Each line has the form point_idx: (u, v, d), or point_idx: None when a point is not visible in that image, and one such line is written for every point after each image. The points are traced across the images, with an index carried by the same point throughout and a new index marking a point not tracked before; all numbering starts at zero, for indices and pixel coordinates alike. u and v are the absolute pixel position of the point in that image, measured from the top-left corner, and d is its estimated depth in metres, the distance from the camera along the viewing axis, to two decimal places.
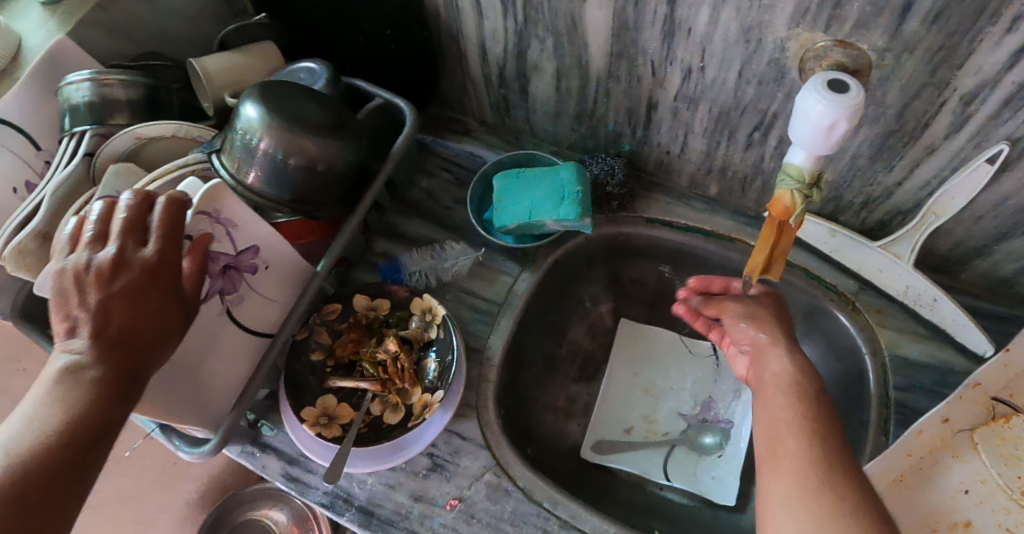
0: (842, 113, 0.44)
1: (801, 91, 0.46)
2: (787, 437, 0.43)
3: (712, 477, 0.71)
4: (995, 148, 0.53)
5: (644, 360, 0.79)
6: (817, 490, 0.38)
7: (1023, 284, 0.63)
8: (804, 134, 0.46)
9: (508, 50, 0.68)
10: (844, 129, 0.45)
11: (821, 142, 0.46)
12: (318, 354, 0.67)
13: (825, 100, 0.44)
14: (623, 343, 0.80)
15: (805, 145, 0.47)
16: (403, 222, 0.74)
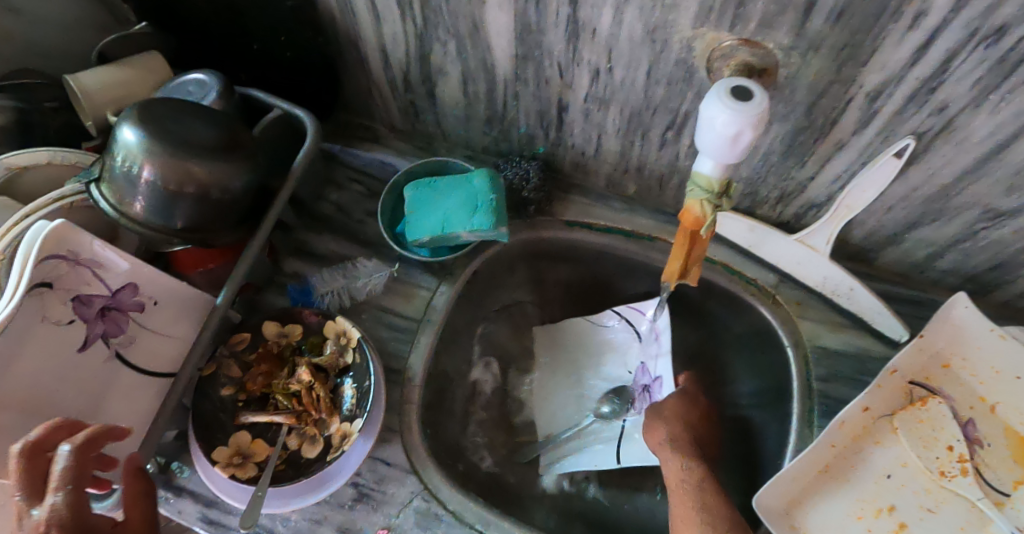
0: (747, 123, 0.41)
1: (705, 98, 0.43)
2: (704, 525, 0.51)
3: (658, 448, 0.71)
4: (901, 143, 0.53)
5: (564, 353, 0.80)
6: None
7: (933, 269, 0.67)
8: (712, 144, 0.44)
9: (411, 54, 0.64)
10: (749, 139, 0.43)
11: (728, 152, 0.44)
12: (228, 389, 0.63)
13: (731, 109, 0.41)
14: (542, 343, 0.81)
15: (713, 154, 0.45)
16: (313, 238, 0.71)
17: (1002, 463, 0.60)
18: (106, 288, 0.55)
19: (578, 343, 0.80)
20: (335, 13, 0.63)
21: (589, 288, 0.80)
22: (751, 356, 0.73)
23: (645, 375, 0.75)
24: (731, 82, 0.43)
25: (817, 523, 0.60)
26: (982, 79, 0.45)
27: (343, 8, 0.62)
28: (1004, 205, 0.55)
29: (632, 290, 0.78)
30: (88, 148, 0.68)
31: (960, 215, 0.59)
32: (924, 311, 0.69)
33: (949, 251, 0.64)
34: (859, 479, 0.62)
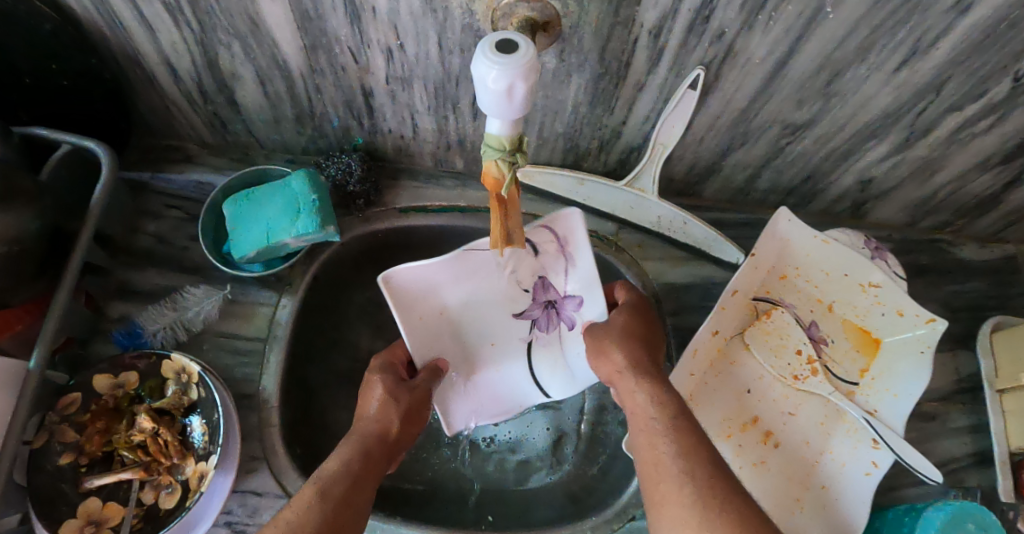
0: (515, 74, 0.40)
1: (474, 57, 0.42)
2: (666, 456, 0.42)
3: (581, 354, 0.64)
4: (693, 74, 0.55)
5: (419, 293, 0.60)
6: (718, 502, 0.39)
7: (755, 190, 0.71)
8: (491, 103, 0.43)
9: (197, 62, 0.60)
10: (524, 91, 0.41)
11: (508, 108, 0.42)
12: (67, 457, 0.58)
13: (497, 63, 0.40)
14: (400, 304, 0.58)
15: (496, 114, 0.43)
16: (136, 276, 0.66)
17: (847, 356, 0.68)
18: None
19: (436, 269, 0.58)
20: (101, 29, 0.57)
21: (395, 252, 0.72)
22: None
23: (544, 286, 0.65)
24: (497, 37, 0.42)
25: None
26: (746, 1, 0.47)
27: (108, 23, 0.56)
28: (798, 118, 0.59)
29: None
30: None
31: (763, 135, 0.62)
32: (753, 229, 0.73)
33: (764, 171, 0.67)
34: (724, 400, 0.65)
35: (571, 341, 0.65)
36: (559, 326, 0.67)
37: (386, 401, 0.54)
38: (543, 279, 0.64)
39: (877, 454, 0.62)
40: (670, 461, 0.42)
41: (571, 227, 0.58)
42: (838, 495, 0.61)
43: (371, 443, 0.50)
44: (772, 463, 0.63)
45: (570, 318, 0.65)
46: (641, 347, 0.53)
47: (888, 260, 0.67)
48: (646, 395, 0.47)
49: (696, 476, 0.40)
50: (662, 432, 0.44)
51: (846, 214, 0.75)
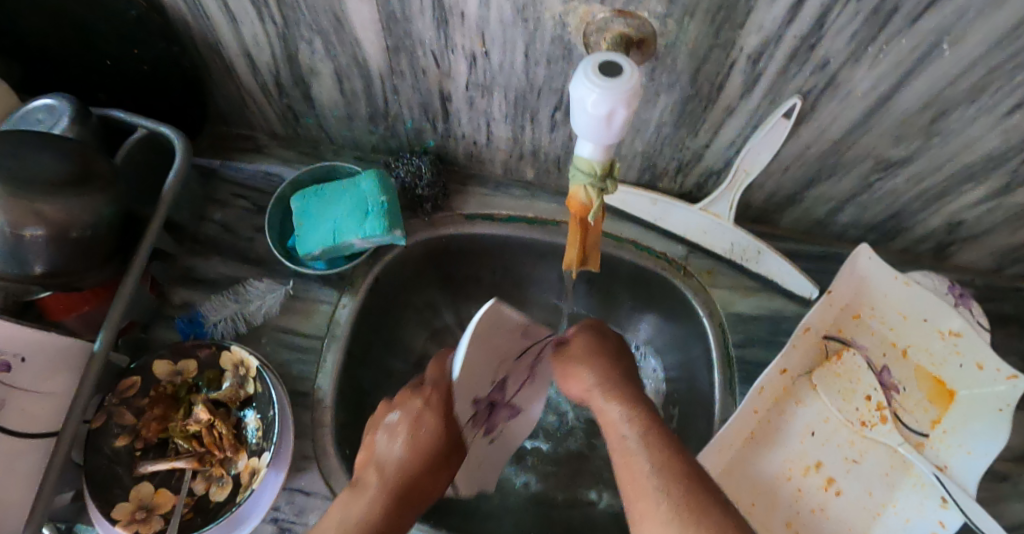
0: (617, 99, 0.38)
1: (574, 76, 0.40)
2: (640, 459, 0.42)
3: (479, 464, 0.61)
4: (788, 104, 0.52)
5: (482, 331, 0.45)
6: (684, 485, 0.40)
7: (834, 224, 0.67)
8: (586, 126, 0.41)
9: (277, 56, 0.59)
10: (624, 116, 0.40)
11: (605, 132, 0.41)
12: (123, 439, 0.58)
13: (599, 87, 0.38)
14: (479, 341, 0.45)
15: (590, 137, 0.41)
16: (200, 264, 0.66)
17: (918, 406, 0.64)
18: None
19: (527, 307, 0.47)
20: (187, 18, 0.57)
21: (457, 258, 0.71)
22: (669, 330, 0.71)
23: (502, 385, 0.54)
24: (600, 57, 0.41)
25: (748, 487, 0.60)
26: (857, 32, 0.44)
27: (195, 13, 0.56)
28: (894, 154, 0.56)
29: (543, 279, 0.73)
30: None
31: (852, 168, 0.59)
32: (831, 264, 0.70)
33: (847, 205, 0.64)
34: (784, 440, 0.62)
35: (483, 448, 0.59)
36: (482, 428, 0.57)
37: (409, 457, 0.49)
38: (504, 380, 0.53)
39: (946, 514, 0.58)
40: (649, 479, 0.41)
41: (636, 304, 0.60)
42: None
43: (384, 500, 0.46)
44: (832, 511, 0.60)
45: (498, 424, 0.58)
46: (599, 358, 0.52)
47: (972, 308, 0.64)
48: (613, 405, 0.47)
49: (667, 471, 0.41)
50: (632, 436, 0.44)
51: (927, 255, 0.71)
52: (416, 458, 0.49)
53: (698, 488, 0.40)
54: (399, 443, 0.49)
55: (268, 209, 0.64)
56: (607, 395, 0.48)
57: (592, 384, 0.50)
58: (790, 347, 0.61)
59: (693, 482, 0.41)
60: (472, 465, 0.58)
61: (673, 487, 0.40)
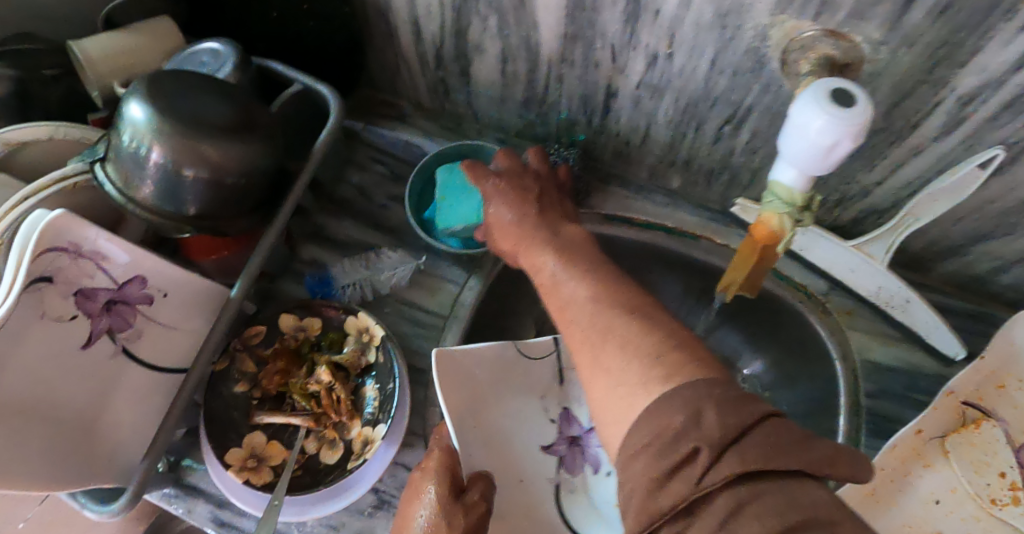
0: (846, 132, 0.36)
1: (798, 99, 0.39)
2: (614, 342, 0.36)
3: (616, 505, 0.60)
4: (989, 153, 0.48)
5: (468, 390, 0.56)
6: (660, 378, 0.33)
7: (991, 284, 0.62)
8: (800, 155, 0.39)
9: (445, 28, 0.59)
10: (845, 150, 0.38)
11: (819, 162, 0.39)
12: (242, 386, 0.59)
13: (830, 116, 0.36)
14: (452, 393, 0.54)
15: (799, 164, 0.40)
16: (332, 224, 0.66)
17: None
18: (111, 281, 0.51)
19: (461, 373, 0.56)
20: None
21: None
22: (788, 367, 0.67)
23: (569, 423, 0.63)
24: (831, 83, 0.38)
25: None
26: None
27: None
28: None
29: (667, 293, 0.70)
30: (95, 122, 0.62)
31: None
32: (978, 324, 0.64)
33: (1013, 268, 0.58)
34: (905, 502, 0.58)
35: (601, 487, 0.61)
36: (581, 467, 0.62)
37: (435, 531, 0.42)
38: (567, 412, 0.63)
39: None
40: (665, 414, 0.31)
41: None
42: None
43: None
44: None
45: (598, 459, 0.62)
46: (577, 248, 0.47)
47: None
48: (575, 286, 0.42)
49: (638, 354, 0.35)
50: (592, 320, 0.39)
51: None
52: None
53: (687, 366, 0.33)
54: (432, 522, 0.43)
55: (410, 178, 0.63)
56: (559, 273, 0.44)
57: (558, 272, 0.44)
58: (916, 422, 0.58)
59: (686, 361, 0.34)
60: (587, 507, 0.59)
61: (647, 376, 0.33)
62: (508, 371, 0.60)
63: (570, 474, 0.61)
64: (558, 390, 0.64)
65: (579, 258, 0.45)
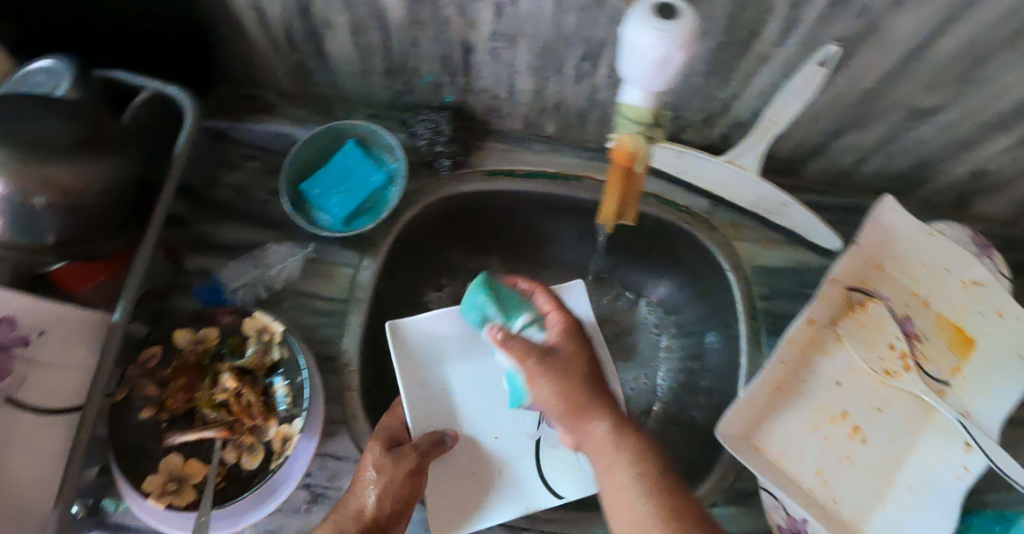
0: (675, 44, 0.37)
1: (625, 18, 0.39)
2: (619, 470, 0.46)
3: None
4: (825, 49, 0.51)
5: (432, 355, 0.64)
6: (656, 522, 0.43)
7: (859, 174, 0.68)
8: (639, 72, 0.40)
9: (288, 8, 0.56)
10: (678, 60, 0.39)
11: (657, 77, 0.40)
12: (149, 411, 0.57)
13: (657, 31, 0.36)
14: (403, 358, 0.63)
15: (641, 82, 0.40)
16: (215, 230, 0.65)
17: (940, 353, 0.65)
18: None
19: (425, 345, 0.64)
20: None
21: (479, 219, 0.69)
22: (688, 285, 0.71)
23: None
24: None
25: (775, 439, 0.61)
26: None
27: None
28: (926, 103, 0.56)
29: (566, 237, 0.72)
30: None
31: (884, 117, 0.58)
32: (853, 216, 0.69)
33: (872, 156, 0.64)
34: (811, 391, 0.63)
35: None
36: None
37: (384, 492, 0.50)
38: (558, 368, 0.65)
39: (970, 458, 0.61)
40: (641, 499, 0.44)
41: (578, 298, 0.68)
42: (923, 495, 0.60)
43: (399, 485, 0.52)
44: (856, 458, 0.62)
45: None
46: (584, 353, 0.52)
47: (994, 258, 0.65)
48: (602, 427, 0.48)
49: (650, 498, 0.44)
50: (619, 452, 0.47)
51: (948, 206, 0.71)
52: (395, 495, 0.51)
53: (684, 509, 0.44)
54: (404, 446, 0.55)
55: (292, 151, 0.63)
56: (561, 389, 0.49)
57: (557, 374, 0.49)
58: (810, 315, 0.62)
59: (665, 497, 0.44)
60: (574, 462, 0.60)
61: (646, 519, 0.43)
62: (472, 333, 0.66)
63: (555, 431, 0.62)
64: None
65: (584, 408, 0.49)
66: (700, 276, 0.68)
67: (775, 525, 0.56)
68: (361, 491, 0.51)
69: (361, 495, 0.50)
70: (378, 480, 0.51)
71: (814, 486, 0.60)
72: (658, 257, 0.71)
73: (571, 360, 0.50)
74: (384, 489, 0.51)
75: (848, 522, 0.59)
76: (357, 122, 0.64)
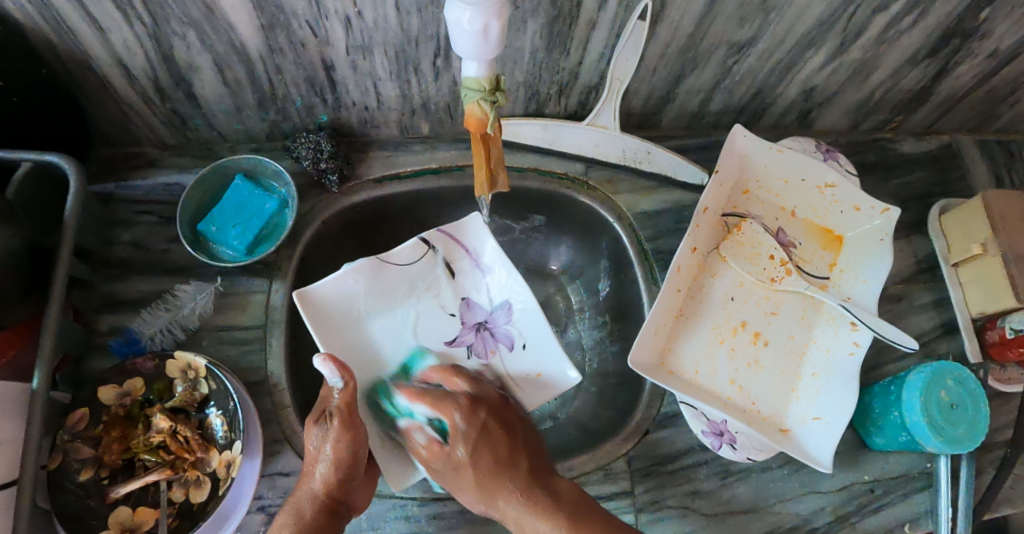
0: (489, 13, 0.40)
1: None
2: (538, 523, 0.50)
3: (539, 373, 0.66)
4: (641, 6, 0.58)
5: (347, 313, 0.64)
6: None
7: (706, 115, 0.79)
8: (466, 45, 0.42)
9: (152, 59, 0.59)
10: (499, 29, 0.41)
11: (484, 48, 0.42)
12: (87, 472, 0.57)
13: (470, 4, 0.39)
14: (316, 321, 0.61)
15: (474, 55, 0.43)
16: (121, 287, 0.66)
17: (815, 254, 0.74)
18: None
19: (336, 304, 0.63)
20: (47, 36, 0.55)
21: (379, 223, 0.76)
22: (581, 244, 0.80)
23: (471, 308, 0.70)
24: None
25: (688, 360, 0.68)
26: None
27: (53, 29, 0.54)
28: (741, 36, 0.64)
29: (461, 222, 0.80)
30: None
31: (712, 56, 0.67)
32: (713, 151, 0.81)
33: (710, 94, 0.74)
34: (709, 311, 0.71)
35: (516, 362, 0.67)
36: (499, 348, 0.68)
37: (329, 469, 0.51)
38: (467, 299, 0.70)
39: (858, 334, 0.67)
40: (537, 528, 0.50)
41: (473, 231, 0.67)
42: (827, 378, 0.67)
43: (339, 463, 0.51)
44: (764, 360, 0.69)
45: (509, 336, 0.68)
46: (490, 425, 0.56)
47: (838, 160, 0.74)
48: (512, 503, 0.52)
49: None
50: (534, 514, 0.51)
51: (794, 125, 0.84)
52: (338, 469, 0.51)
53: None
54: (328, 424, 0.52)
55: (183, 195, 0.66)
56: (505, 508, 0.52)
57: (497, 490, 0.53)
58: (691, 244, 0.69)
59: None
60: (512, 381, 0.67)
61: None
62: (382, 285, 0.65)
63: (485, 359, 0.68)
64: (450, 282, 0.69)
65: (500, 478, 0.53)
66: (591, 232, 0.78)
67: (700, 431, 0.61)
68: (312, 472, 0.52)
69: (313, 473, 0.52)
70: (323, 460, 0.51)
71: (732, 394, 0.67)
72: (551, 223, 0.80)
73: (495, 406, 0.58)
74: (331, 465, 0.51)
75: (769, 418, 0.66)
76: (236, 157, 0.68)
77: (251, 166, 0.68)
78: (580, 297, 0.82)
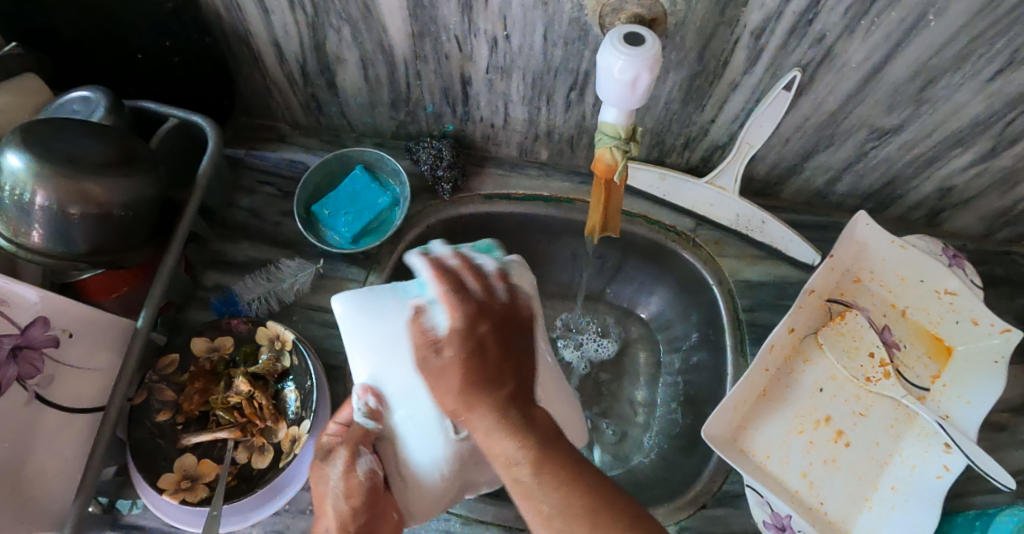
0: (641, 66, 0.41)
1: (601, 48, 0.43)
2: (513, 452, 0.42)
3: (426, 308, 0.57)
4: (789, 76, 0.57)
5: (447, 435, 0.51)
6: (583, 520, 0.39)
7: (831, 195, 0.75)
8: (612, 92, 0.44)
9: (305, 45, 0.63)
10: (647, 83, 0.43)
11: (629, 98, 0.44)
12: (165, 414, 0.61)
13: (625, 54, 0.41)
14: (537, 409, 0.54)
15: (615, 102, 0.45)
16: (230, 248, 0.70)
17: (918, 361, 0.69)
18: (13, 325, 0.50)
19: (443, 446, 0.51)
20: (218, 10, 0.60)
21: (480, 236, 0.76)
22: (673, 300, 0.78)
23: None
24: (624, 29, 0.43)
25: (760, 442, 0.65)
26: (851, 7, 0.49)
27: (226, 5, 0.59)
28: (886, 123, 0.62)
29: (557, 255, 0.80)
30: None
31: (850, 137, 0.65)
32: (830, 233, 0.78)
33: (839, 176, 0.71)
34: (794, 397, 0.67)
35: None
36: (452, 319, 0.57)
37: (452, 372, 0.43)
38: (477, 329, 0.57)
39: (950, 458, 0.62)
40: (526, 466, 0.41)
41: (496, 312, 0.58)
42: (907, 496, 0.62)
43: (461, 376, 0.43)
44: (841, 461, 0.65)
45: None
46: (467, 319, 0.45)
47: (964, 268, 0.69)
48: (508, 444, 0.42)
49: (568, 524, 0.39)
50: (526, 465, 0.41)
51: (923, 223, 0.79)
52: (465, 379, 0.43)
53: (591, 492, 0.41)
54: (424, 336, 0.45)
55: (305, 175, 0.69)
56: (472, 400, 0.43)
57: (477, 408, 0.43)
58: (790, 322, 0.65)
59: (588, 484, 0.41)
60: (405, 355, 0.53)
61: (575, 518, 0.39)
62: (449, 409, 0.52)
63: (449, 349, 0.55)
64: None
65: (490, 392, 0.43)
66: (688, 290, 0.75)
67: (761, 521, 0.59)
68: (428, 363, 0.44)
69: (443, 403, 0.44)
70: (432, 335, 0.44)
71: (801, 488, 0.63)
72: (650, 273, 0.78)
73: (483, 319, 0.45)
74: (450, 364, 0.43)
75: (836, 523, 0.61)
76: (362, 149, 0.71)
77: (368, 161, 0.71)
78: (661, 352, 0.80)
